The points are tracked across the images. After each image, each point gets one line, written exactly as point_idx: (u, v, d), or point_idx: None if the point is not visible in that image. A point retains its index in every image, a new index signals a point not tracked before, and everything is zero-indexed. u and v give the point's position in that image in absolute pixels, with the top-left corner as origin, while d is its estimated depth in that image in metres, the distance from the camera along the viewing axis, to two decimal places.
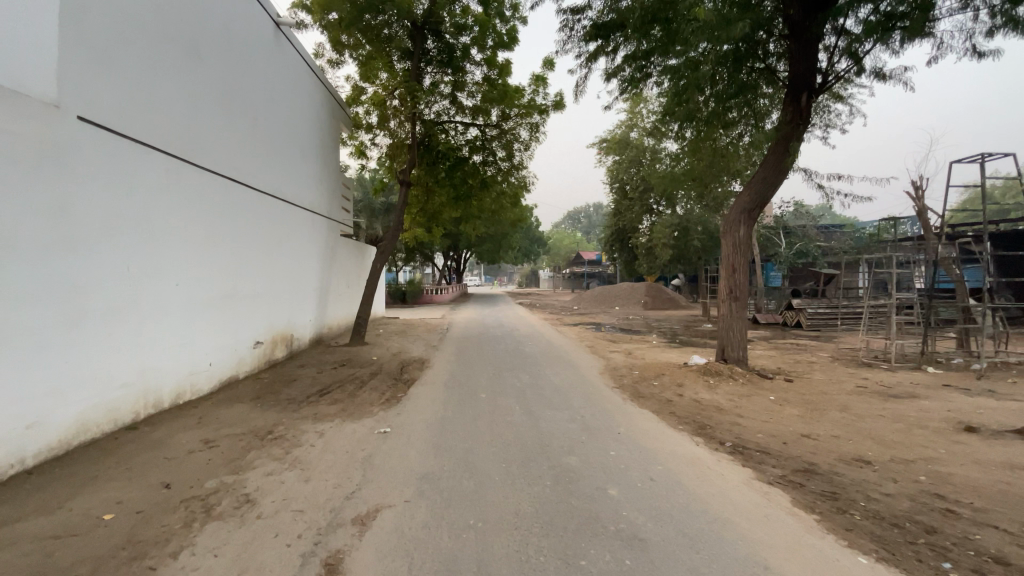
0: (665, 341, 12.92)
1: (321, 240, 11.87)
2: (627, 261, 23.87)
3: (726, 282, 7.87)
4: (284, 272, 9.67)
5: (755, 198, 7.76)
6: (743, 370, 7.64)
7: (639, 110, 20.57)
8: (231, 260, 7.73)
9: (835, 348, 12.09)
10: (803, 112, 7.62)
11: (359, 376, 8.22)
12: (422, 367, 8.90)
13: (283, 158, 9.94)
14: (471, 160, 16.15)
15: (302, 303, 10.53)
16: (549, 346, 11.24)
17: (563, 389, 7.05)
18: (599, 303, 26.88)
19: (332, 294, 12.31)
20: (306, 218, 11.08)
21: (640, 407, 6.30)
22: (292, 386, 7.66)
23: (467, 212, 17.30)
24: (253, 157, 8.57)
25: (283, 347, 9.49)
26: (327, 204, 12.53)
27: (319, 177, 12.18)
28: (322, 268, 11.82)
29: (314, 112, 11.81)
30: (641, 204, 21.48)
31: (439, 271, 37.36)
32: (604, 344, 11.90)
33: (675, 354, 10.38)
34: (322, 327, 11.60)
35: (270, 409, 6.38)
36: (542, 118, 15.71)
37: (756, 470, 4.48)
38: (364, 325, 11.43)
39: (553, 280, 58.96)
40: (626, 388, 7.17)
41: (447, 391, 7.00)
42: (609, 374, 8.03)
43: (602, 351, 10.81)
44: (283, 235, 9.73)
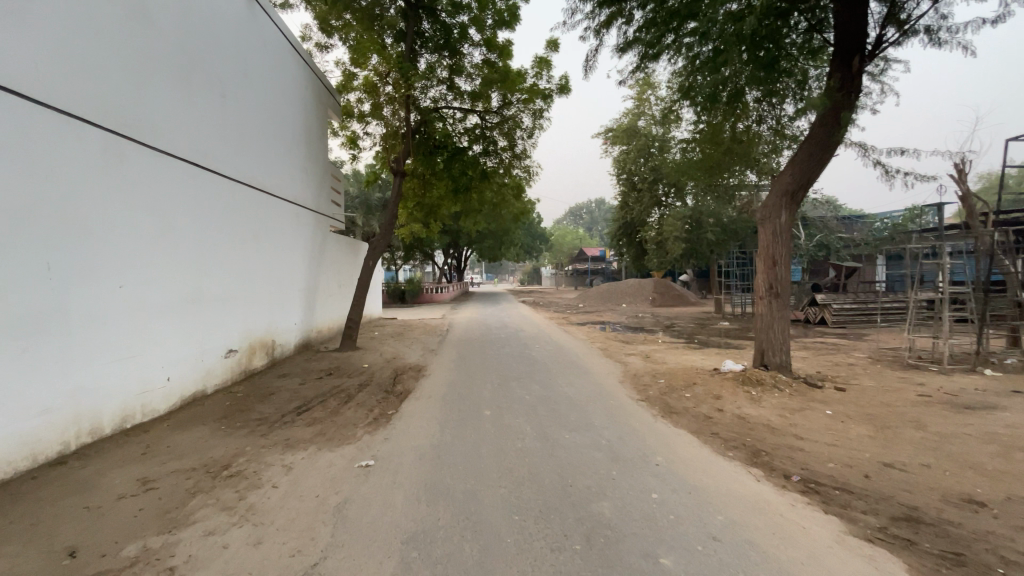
0: (684, 342, 11.89)
1: (309, 237, 10.87)
2: (635, 256, 22.72)
3: (765, 277, 6.81)
4: (263, 271, 8.66)
5: (797, 179, 6.71)
6: (788, 378, 6.59)
7: (647, 97, 19.56)
8: (197, 256, 6.73)
9: (872, 347, 11.04)
10: (854, 79, 6.56)
11: (346, 388, 7.18)
12: (417, 376, 7.89)
13: (261, 144, 8.88)
14: (470, 151, 15.02)
15: (286, 306, 9.52)
16: (559, 349, 10.20)
17: (581, 404, 6.02)
18: (606, 301, 25.81)
19: (322, 295, 11.30)
20: (291, 212, 10.07)
21: (675, 427, 5.29)
22: (267, 401, 6.64)
23: (467, 205, 16.26)
24: (225, 141, 7.56)
25: (264, 355, 8.48)
26: (316, 197, 11.50)
27: (306, 168, 11.17)
28: (310, 267, 10.81)
29: (299, 96, 10.80)
30: (650, 195, 20.28)
31: (440, 269, 36.28)
32: (618, 346, 10.86)
33: (699, 357, 9.34)
34: (310, 331, 10.59)
35: (235, 434, 5.35)
36: (545, 104, 14.68)
37: (843, 518, 3.46)
38: (355, 329, 10.41)
39: (555, 278, 57.87)
40: (654, 401, 6.15)
41: (445, 407, 5.97)
42: (632, 383, 7.00)
43: (618, 354, 9.78)
44: (262, 231, 8.73)
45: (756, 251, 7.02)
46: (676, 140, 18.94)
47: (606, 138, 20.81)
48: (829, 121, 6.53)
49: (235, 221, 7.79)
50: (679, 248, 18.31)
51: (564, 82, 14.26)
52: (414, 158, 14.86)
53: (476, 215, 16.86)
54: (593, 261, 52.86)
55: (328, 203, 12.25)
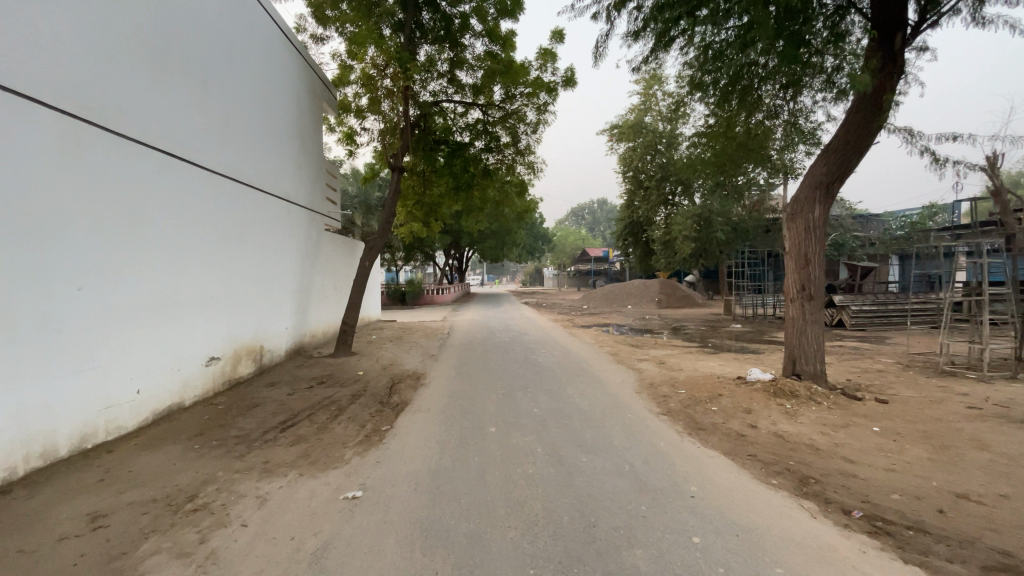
0: (697, 345, 11.26)
1: (302, 235, 10.25)
2: (642, 256, 22.05)
3: (797, 277, 6.18)
4: (250, 272, 8.04)
5: (834, 169, 6.07)
6: (824, 389, 5.97)
7: (653, 92, 18.93)
8: (173, 256, 6.12)
9: (898, 352, 10.41)
10: (897, 58, 5.93)
11: (337, 400, 6.56)
12: (415, 385, 7.28)
13: (250, 135, 8.27)
14: (472, 146, 14.42)
15: (276, 310, 8.91)
16: (567, 354, 9.57)
17: (596, 419, 5.39)
18: (610, 302, 25.19)
19: (316, 297, 10.68)
20: (282, 209, 9.46)
21: (707, 447, 4.66)
22: (249, 415, 6.02)
23: (468, 204, 15.64)
24: (207, 130, 6.95)
25: (251, 362, 7.88)
26: (310, 194, 10.89)
27: (301, 163, 10.56)
28: (303, 267, 10.19)
29: (293, 88, 10.19)
30: (657, 193, 19.43)
31: (440, 270, 35.69)
32: (630, 351, 10.23)
33: (717, 363, 8.72)
34: (303, 335, 9.99)
35: (209, 455, 4.74)
36: (549, 98, 14.05)
37: (928, 570, 2.85)
38: (350, 333, 9.80)
39: (557, 279, 57.28)
40: (678, 415, 5.51)
41: (445, 423, 5.35)
42: (650, 394, 6.38)
43: (630, 360, 9.15)
44: (249, 228, 8.11)
45: (785, 249, 6.41)
46: (685, 136, 18.28)
47: (612, 135, 20.14)
48: (869, 105, 5.90)
49: (218, 218, 7.18)
50: (688, 248, 17.58)
51: (569, 74, 13.65)
52: (414, 154, 14.32)
53: (478, 213, 16.23)
54: (595, 262, 52.20)
55: (324, 200, 11.65)
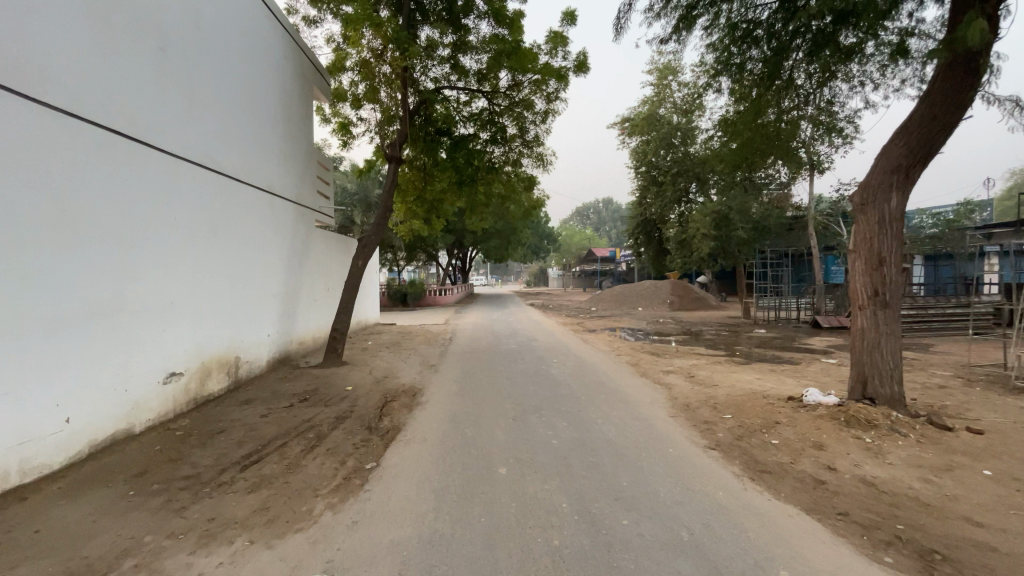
0: (725, 354, 10.21)
1: (288, 232, 9.20)
2: (656, 255, 20.83)
3: (868, 281, 5.14)
4: (224, 274, 7.02)
5: (915, 151, 5.02)
6: (904, 416, 4.92)
7: (667, 83, 17.90)
8: (117, 254, 5.07)
9: (951, 363, 9.33)
10: (993, 16, 4.89)
11: (317, 424, 5.54)
12: (411, 404, 6.26)
13: (225, 117, 7.25)
14: (476, 138, 13.38)
15: (256, 316, 7.88)
16: (583, 366, 8.55)
17: (631, 455, 4.37)
18: (620, 304, 24.13)
19: (305, 300, 9.65)
20: (266, 204, 8.42)
21: (779, 499, 3.63)
22: (210, 444, 5.00)
23: (472, 200, 14.55)
24: (164, 108, 5.90)
25: (224, 376, 6.85)
26: (300, 189, 9.84)
27: (289, 155, 9.53)
28: (289, 268, 9.14)
29: (280, 71, 9.16)
30: (673, 189, 18.09)
31: (443, 271, 34.70)
32: (651, 362, 9.19)
33: (755, 379, 7.68)
34: (289, 343, 8.97)
35: (144, 506, 3.73)
36: (559, 85, 12.98)
37: None
38: (341, 341, 8.77)
39: (563, 280, 56.29)
40: (731, 450, 4.48)
41: (444, 461, 4.30)
42: (690, 419, 5.34)
43: (654, 373, 8.13)
44: (222, 223, 7.07)
45: (852, 247, 5.38)
46: (703, 129, 17.16)
47: (624, 128, 19.02)
48: (960, 71, 4.87)
49: (180, 212, 6.13)
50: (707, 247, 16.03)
51: (582, 58, 12.61)
52: (414, 146, 13.29)
53: (483, 210, 15.12)
54: (602, 263, 51.16)
55: (316, 195, 10.60)
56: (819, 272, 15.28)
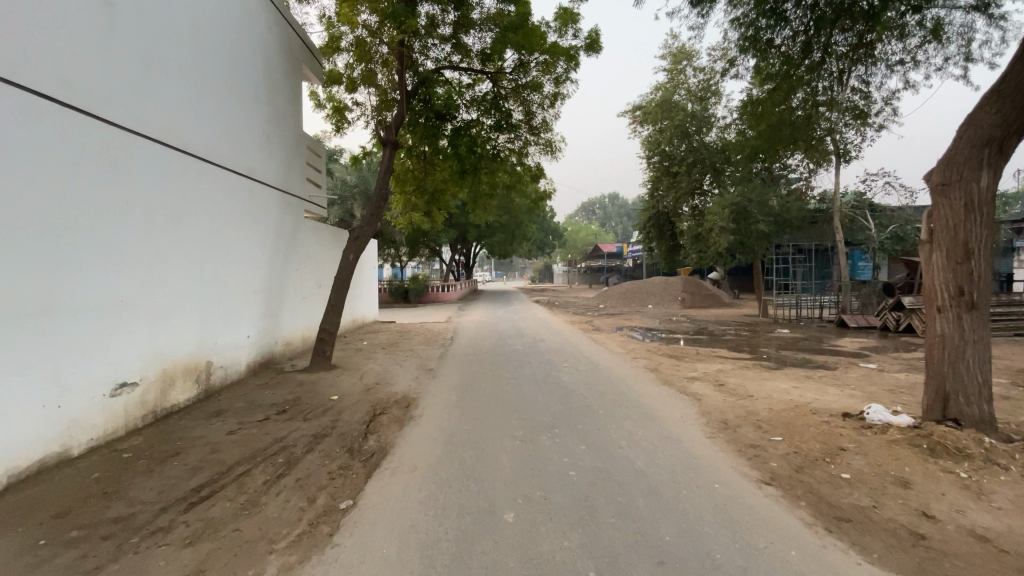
0: (751, 357, 9.32)
1: (274, 223, 8.33)
2: (669, 249, 19.82)
3: (952, 278, 4.26)
4: (193, 269, 6.16)
5: (1015, 119, 4.10)
6: (1000, 443, 4.03)
7: (682, 68, 16.92)
8: (49, 244, 4.22)
9: (1005, 369, 8.40)
10: None
11: (290, 444, 4.69)
12: (403, 418, 5.41)
13: (197, 91, 6.38)
14: (479, 123, 12.48)
15: (235, 315, 7.04)
16: (597, 370, 7.67)
17: (668, 494, 3.50)
18: (629, 301, 23.22)
19: (292, 297, 8.80)
20: (248, 191, 7.56)
21: (871, 562, 2.76)
22: (159, 472, 4.17)
23: (475, 191, 13.61)
24: (113, 74, 5.01)
25: (192, 384, 6.02)
26: (288, 176, 8.96)
27: (276, 138, 8.65)
28: (275, 262, 8.28)
29: (265, 45, 8.25)
30: (687, 180, 16.85)
31: (446, 266, 33.84)
32: (672, 366, 8.31)
33: (793, 388, 6.79)
34: (273, 344, 8.12)
35: (49, 564, 2.91)
36: (569, 66, 12.04)
37: None
38: (330, 343, 7.89)
39: (568, 275, 55.42)
40: (794, 489, 3.59)
41: (436, 501, 3.45)
42: (733, 443, 4.47)
43: (677, 380, 7.24)
44: (192, 211, 6.20)
45: (928, 237, 4.50)
46: (719, 117, 16.15)
47: (636, 117, 18.01)
48: None
49: (137, 196, 5.27)
50: (724, 241, 14.71)
51: (593, 36, 11.67)
52: (413, 132, 12.39)
53: (487, 202, 14.17)
54: (607, 258, 50.23)
55: (307, 183, 9.72)
56: (845, 267, 14.29)
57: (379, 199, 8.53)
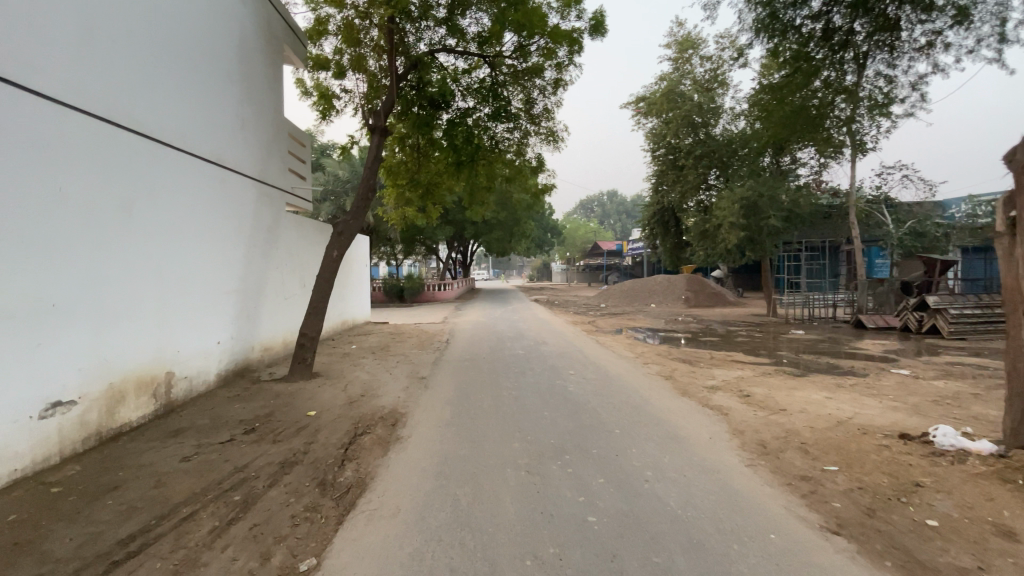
0: (772, 362, 8.62)
1: (250, 216, 7.53)
2: (675, 246, 19.09)
3: None
4: (148, 268, 5.36)
5: None
6: None
7: (688, 57, 16.22)
8: None
9: None
10: None
11: (254, 474, 3.96)
12: (390, 440, 4.67)
13: (157, 65, 5.60)
14: (476, 112, 11.71)
15: (202, 320, 6.25)
16: (608, 379, 6.91)
17: (716, 552, 2.76)
18: (631, 300, 22.51)
19: (271, 298, 8.01)
20: (217, 180, 6.74)
21: None
22: (86, 515, 3.41)
23: (472, 184, 12.83)
24: (38, 32, 4.14)
25: (147, 400, 5.24)
26: (267, 166, 8.17)
27: (255, 124, 7.86)
28: (251, 260, 7.48)
29: (241, 21, 7.48)
30: (694, 173, 16.02)
31: (443, 265, 33.04)
32: (688, 373, 7.58)
33: (829, 400, 6.08)
34: (249, 350, 7.36)
35: None
36: (572, 51, 11.30)
37: None
38: (311, 349, 7.11)
39: (567, 274, 54.68)
40: (873, 542, 2.87)
41: (423, 560, 2.71)
42: (781, 473, 3.77)
43: (698, 390, 6.49)
44: (146, 202, 5.39)
45: (1011, 230, 3.78)
46: (728, 107, 15.42)
47: (639, 109, 17.30)
48: None
49: (77, 182, 4.49)
50: (735, 237, 13.93)
51: (598, 18, 10.93)
52: (405, 122, 11.62)
53: (484, 197, 13.39)
54: (607, 256, 49.50)
55: (289, 174, 8.93)
56: (861, 265, 13.58)
57: (365, 191, 7.75)
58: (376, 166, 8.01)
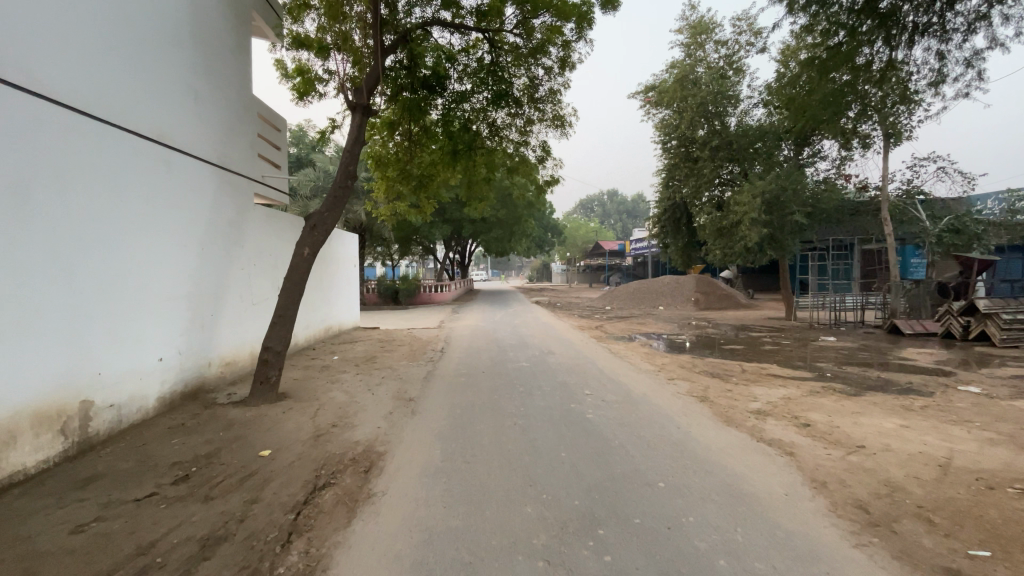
0: (815, 377, 7.48)
1: (209, 207, 6.33)
2: (687, 244, 17.92)
3: None
4: (58, 272, 4.15)
5: None
6: None
7: (701, 43, 15.12)
8: None
9: None
10: None
11: (161, 563, 2.78)
12: (359, 497, 3.49)
13: (77, 11, 4.39)
14: (474, 95, 10.55)
15: (138, 333, 5.06)
16: (634, 401, 5.71)
17: None
18: (638, 302, 21.38)
19: (233, 304, 6.82)
20: (164, 162, 5.54)
21: None
22: None
23: (471, 176, 11.66)
24: None
25: (52, 439, 4.05)
26: (232, 150, 6.96)
27: (218, 98, 6.64)
28: (208, 259, 6.29)
29: None
30: (710, 166, 14.82)
31: (441, 266, 31.80)
32: (725, 393, 6.40)
33: (908, 432, 4.95)
34: (203, 367, 6.14)
35: None
36: (581, 28, 10.15)
37: None
38: (276, 367, 5.90)
39: (567, 274, 53.55)
40: None
41: None
42: (913, 564, 2.63)
43: (746, 418, 5.30)
44: (57, 184, 4.16)
45: None
46: (746, 95, 14.27)
47: (649, 99, 16.09)
48: None
49: None
50: (757, 235, 12.67)
51: None
52: (395, 106, 10.44)
53: (483, 190, 12.19)
54: (609, 256, 48.35)
55: (260, 161, 7.74)
56: (894, 264, 12.45)
57: (344, 178, 6.57)
58: (356, 149, 6.81)
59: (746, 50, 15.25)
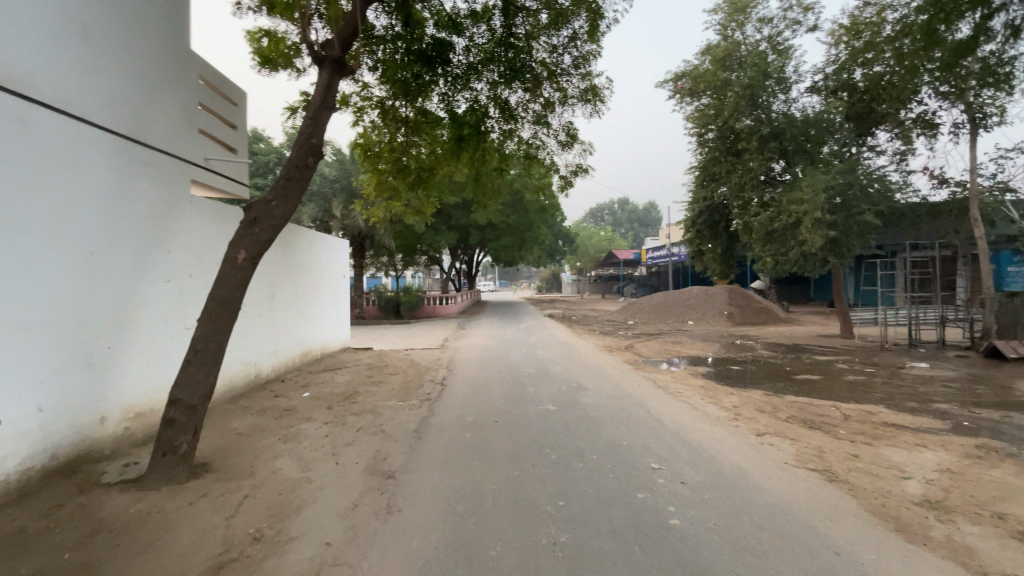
0: (955, 430, 5.41)
1: (111, 194, 4.50)
2: (725, 250, 15.98)
3: None
4: None
5: None
6: None
7: (741, 23, 13.30)
8: None
9: None
10: None
11: None
12: None
13: None
14: (482, 70, 8.67)
15: None
16: (731, 488, 3.68)
17: None
18: (663, 316, 19.35)
19: (148, 332, 4.92)
20: (23, 124, 3.66)
21: None
22: None
23: (478, 169, 9.73)
24: None
25: None
26: (156, 120, 5.15)
27: (134, 46, 4.83)
28: (103, 270, 4.40)
29: None
30: (756, 161, 12.92)
31: (448, 276, 29.90)
32: (852, 462, 4.37)
33: None
34: (87, 427, 4.21)
35: None
36: None
37: None
38: (188, 430, 3.92)
39: (580, 284, 51.55)
40: None
41: None
42: None
43: (929, 526, 3.24)
44: None
45: None
46: (796, 79, 12.41)
47: (680, 86, 14.17)
48: None
49: None
50: (822, 238, 10.71)
51: None
52: (387, 81, 8.57)
53: (493, 188, 10.22)
54: (624, 265, 46.30)
55: (202, 139, 5.90)
56: (989, 272, 10.32)
57: (302, 154, 4.70)
58: (320, 114, 4.90)
59: (793, 29, 13.35)
